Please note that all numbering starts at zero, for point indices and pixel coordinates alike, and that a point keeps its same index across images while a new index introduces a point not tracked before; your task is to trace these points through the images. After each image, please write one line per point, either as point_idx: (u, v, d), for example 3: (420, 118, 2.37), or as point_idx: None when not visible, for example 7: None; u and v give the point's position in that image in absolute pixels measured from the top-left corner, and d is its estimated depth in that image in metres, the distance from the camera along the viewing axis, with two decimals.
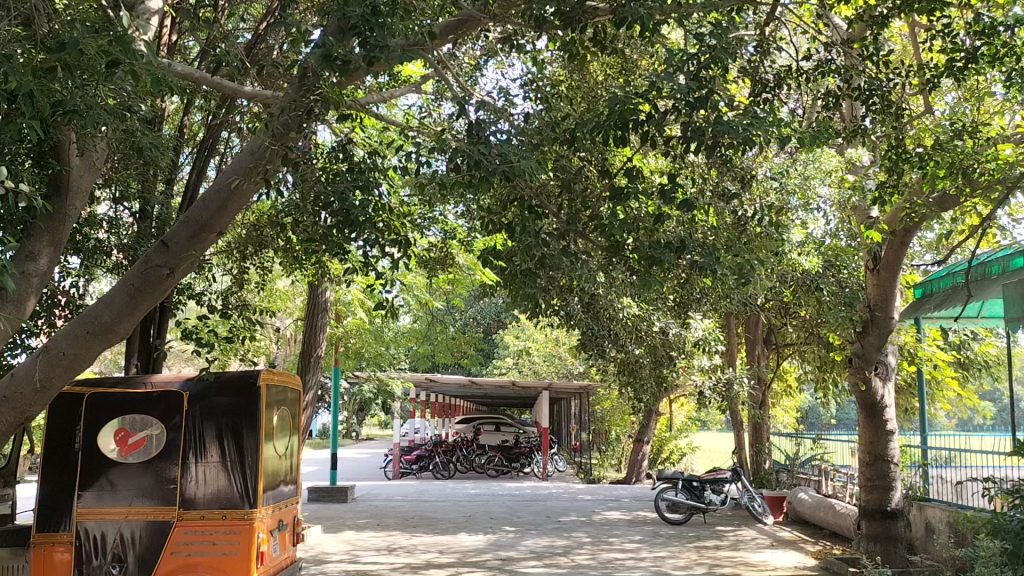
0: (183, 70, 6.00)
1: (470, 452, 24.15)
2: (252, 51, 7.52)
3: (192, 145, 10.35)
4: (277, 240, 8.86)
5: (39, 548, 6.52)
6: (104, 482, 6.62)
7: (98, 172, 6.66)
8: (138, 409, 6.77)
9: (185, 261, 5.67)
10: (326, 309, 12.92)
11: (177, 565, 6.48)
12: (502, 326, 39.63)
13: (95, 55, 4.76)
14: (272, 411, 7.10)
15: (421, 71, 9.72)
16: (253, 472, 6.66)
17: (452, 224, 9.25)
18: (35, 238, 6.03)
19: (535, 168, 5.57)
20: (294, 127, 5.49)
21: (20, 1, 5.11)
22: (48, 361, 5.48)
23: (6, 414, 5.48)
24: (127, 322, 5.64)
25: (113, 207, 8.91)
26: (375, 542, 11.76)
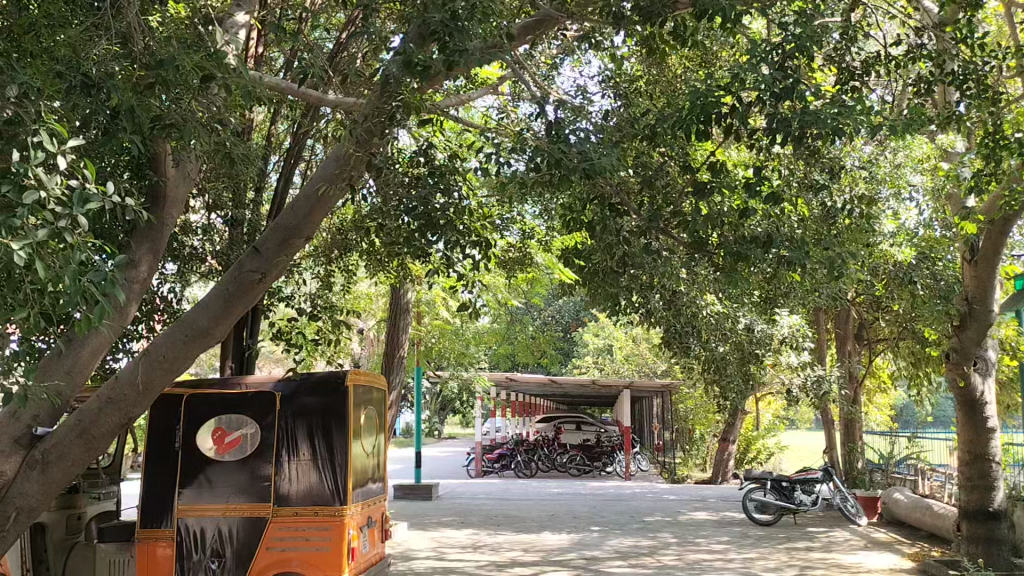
0: (271, 82, 6.21)
1: (551, 452, 24.55)
2: (336, 60, 7.72)
3: (280, 152, 10.66)
4: (361, 243, 9.06)
5: (143, 543, 6.81)
6: (203, 479, 6.88)
7: (192, 182, 6.90)
8: (232, 408, 7.01)
9: (275, 266, 5.85)
10: (408, 310, 13.12)
11: (273, 559, 6.69)
12: (582, 325, 39.55)
13: (191, 71, 4.98)
14: (360, 410, 7.25)
15: (499, 72, 9.78)
16: (344, 469, 6.82)
17: (531, 225, 9.29)
18: (136, 245, 6.35)
19: (616, 165, 5.54)
20: (377, 133, 5.62)
21: (118, 21, 5.38)
22: (150, 363, 5.73)
23: (111, 415, 5.74)
24: (222, 325, 5.86)
25: (206, 215, 9.26)
26: (461, 540, 11.90)
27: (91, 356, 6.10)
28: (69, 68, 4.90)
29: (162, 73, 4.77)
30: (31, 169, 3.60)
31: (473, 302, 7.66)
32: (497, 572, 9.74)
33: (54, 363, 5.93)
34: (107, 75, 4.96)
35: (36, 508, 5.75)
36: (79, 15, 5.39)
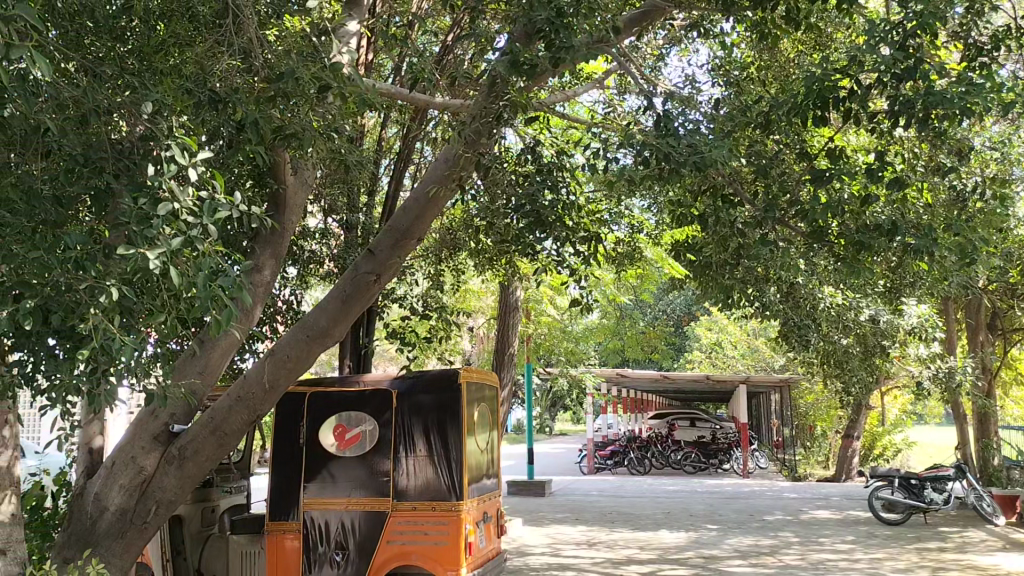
0: (382, 88, 6.37)
1: (663, 448, 24.16)
2: (443, 63, 7.84)
3: (390, 155, 10.91)
4: (471, 242, 9.18)
5: (272, 536, 7.12)
6: (326, 474, 7.13)
7: (309, 188, 7.19)
8: (352, 406, 7.24)
9: (389, 267, 6.01)
10: (518, 307, 13.20)
11: (393, 553, 6.87)
12: (695, 319, 38.88)
13: (309, 81, 5.15)
14: (473, 407, 7.36)
15: (604, 65, 9.71)
16: (459, 465, 6.95)
17: (640, 219, 9.20)
18: (260, 250, 6.69)
19: (728, 156, 5.40)
20: (485, 132, 5.65)
21: (239, 37, 5.61)
22: (275, 364, 6.01)
23: (241, 413, 6.03)
24: (341, 325, 6.06)
25: (323, 220, 9.59)
26: (576, 537, 11.92)
27: (221, 358, 6.42)
28: (197, 85, 5.17)
29: (283, 86, 4.98)
30: (165, 182, 3.85)
31: (584, 298, 7.64)
32: (612, 569, 9.71)
33: (187, 363, 6.30)
34: (231, 90, 5.20)
35: (174, 501, 6.12)
36: (204, 33, 5.64)
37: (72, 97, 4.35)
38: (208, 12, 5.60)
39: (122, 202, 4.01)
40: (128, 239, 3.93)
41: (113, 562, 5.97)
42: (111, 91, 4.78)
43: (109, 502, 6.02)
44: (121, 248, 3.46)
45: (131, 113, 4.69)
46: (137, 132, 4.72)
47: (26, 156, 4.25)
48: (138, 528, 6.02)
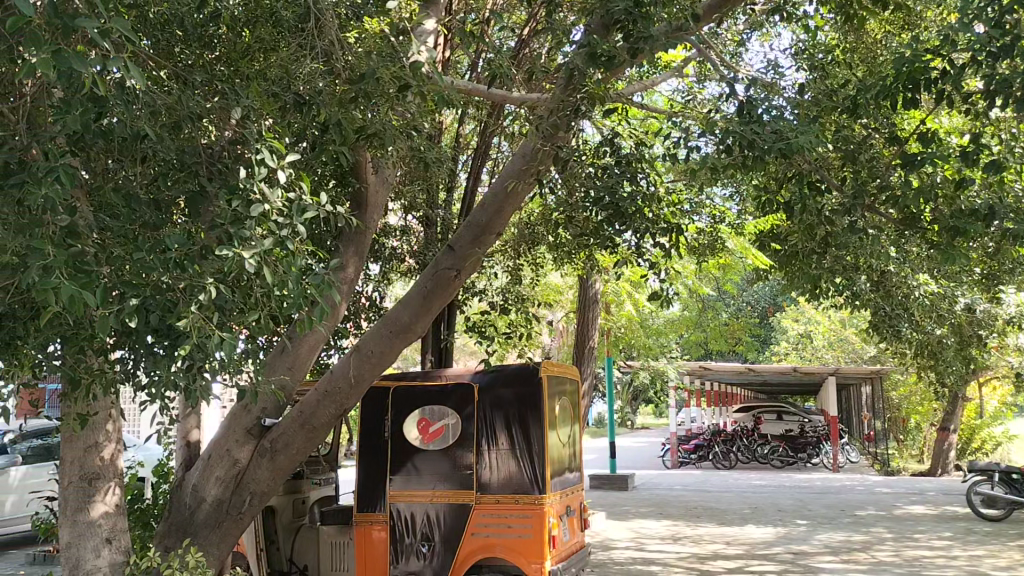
0: (460, 85, 6.42)
1: (750, 440, 23.33)
2: (520, 58, 7.85)
3: (468, 151, 10.97)
4: (549, 236, 9.18)
5: (360, 526, 7.28)
6: (411, 467, 7.25)
7: (390, 186, 7.31)
8: (435, 400, 7.35)
9: (469, 262, 6.05)
10: (597, 300, 13.14)
11: (478, 545, 6.94)
12: (780, 310, 38.00)
13: (388, 81, 5.26)
14: (554, 401, 7.38)
15: (683, 53, 9.55)
16: (541, 458, 6.97)
17: (722, 210, 9.05)
18: (344, 249, 6.85)
19: (815, 142, 5.27)
20: (563, 126, 5.60)
21: (318, 38, 5.65)
22: (360, 359, 6.15)
23: (328, 407, 6.19)
24: (423, 321, 6.14)
25: (403, 217, 9.73)
26: (660, 531, 11.83)
27: (309, 353, 6.60)
28: (283, 88, 5.29)
29: (365, 86, 5.09)
30: (255, 185, 3.94)
31: (665, 290, 7.55)
32: (698, 564, 9.59)
33: (277, 359, 6.51)
34: (315, 92, 5.30)
35: (267, 492, 6.32)
36: (287, 37, 5.72)
37: (166, 104, 4.56)
38: (290, 17, 5.69)
39: (215, 204, 4.16)
40: (221, 240, 4.09)
41: (211, 551, 6.22)
42: (203, 98, 4.96)
43: (206, 493, 6.26)
44: (218, 249, 3.60)
45: (221, 117, 4.89)
46: (227, 136, 4.87)
47: (125, 162, 4.44)
48: (233, 518, 6.26)
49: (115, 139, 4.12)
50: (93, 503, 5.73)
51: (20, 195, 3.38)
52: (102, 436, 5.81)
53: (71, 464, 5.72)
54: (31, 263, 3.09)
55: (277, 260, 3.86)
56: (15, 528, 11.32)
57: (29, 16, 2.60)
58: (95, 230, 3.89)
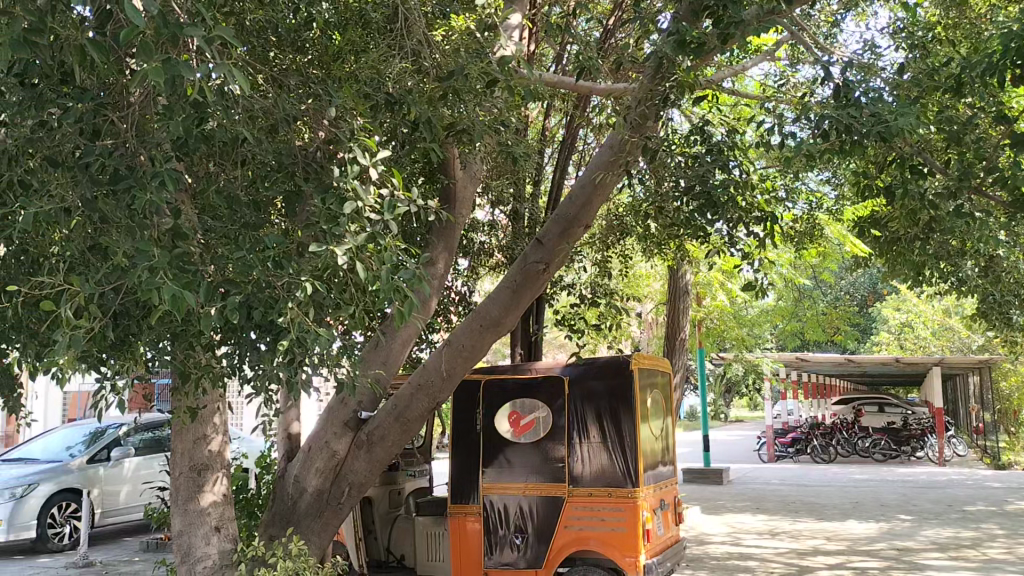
0: (547, 78, 6.42)
1: (851, 434, 22.88)
2: (605, 48, 7.79)
3: (554, 144, 10.97)
4: (637, 227, 9.10)
5: (455, 518, 7.37)
6: (502, 460, 7.31)
7: (478, 181, 7.38)
8: (526, 393, 7.39)
9: (558, 255, 6.03)
10: (687, 291, 12.96)
11: (571, 537, 6.95)
12: (881, 298, 36.71)
13: (475, 77, 5.31)
14: (646, 393, 7.33)
15: (773, 36, 9.31)
16: (633, 452, 6.94)
17: (817, 196, 8.80)
18: (433, 244, 6.95)
19: (916, 123, 5.06)
20: (652, 115, 5.56)
21: (406, 37, 5.73)
22: (451, 352, 6.23)
23: (421, 400, 6.29)
24: (512, 314, 6.16)
25: (490, 211, 9.80)
26: (757, 526, 11.61)
27: (401, 347, 6.73)
28: (375, 89, 5.36)
29: (454, 83, 5.18)
30: (349, 183, 4.07)
31: (759, 279, 7.38)
32: (798, 560, 9.37)
33: (372, 354, 6.66)
34: (405, 91, 5.40)
35: (364, 483, 6.47)
36: (376, 39, 5.81)
37: (264, 108, 4.72)
38: (380, 18, 5.80)
39: (312, 203, 4.29)
40: (317, 237, 4.21)
41: (312, 539, 6.43)
42: (298, 101, 5.11)
43: (307, 484, 6.47)
44: (313, 246, 3.71)
45: (315, 120, 5.03)
46: (321, 137, 5.01)
47: (226, 166, 4.62)
48: (333, 508, 6.45)
49: (216, 143, 4.29)
50: (202, 492, 6.00)
51: (129, 199, 3.55)
52: (210, 429, 6.05)
53: (181, 455, 6.00)
54: (139, 264, 3.25)
55: (370, 255, 3.95)
56: (132, 516, 11.94)
57: (133, 29, 2.73)
58: (201, 232, 4.07)
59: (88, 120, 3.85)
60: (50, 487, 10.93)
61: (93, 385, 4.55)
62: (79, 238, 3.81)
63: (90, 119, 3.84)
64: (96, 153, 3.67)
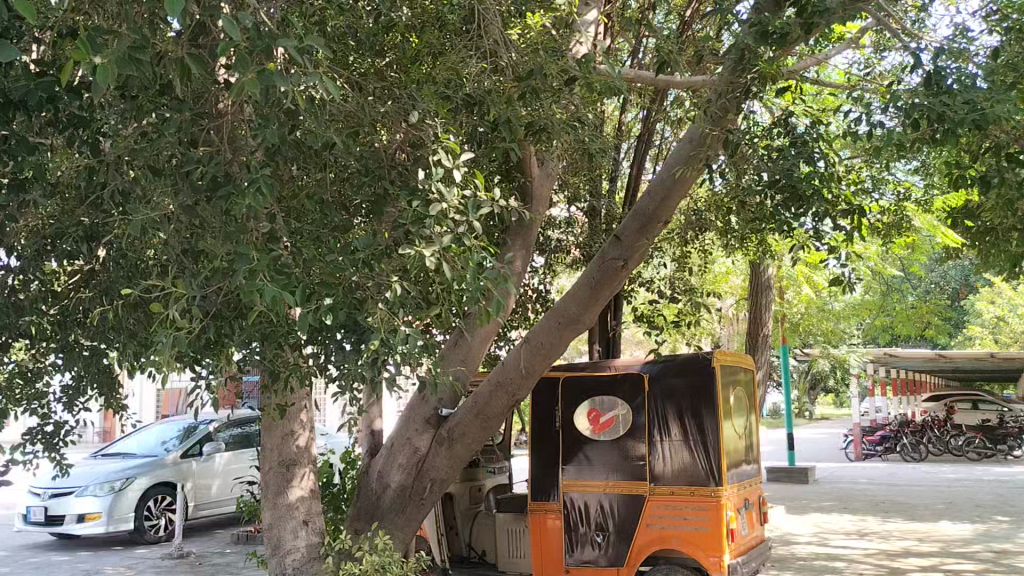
0: (625, 74, 6.36)
1: (942, 432, 22.19)
2: (684, 39, 7.67)
3: (631, 139, 10.87)
4: (718, 222, 8.95)
5: (535, 515, 7.39)
6: (582, 457, 7.30)
7: (555, 178, 7.36)
8: (606, 391, 7.37)
9: (637, 252, 5.97)
10: (770, 286, 12.68)
11: (654, 536, 6.89)
12: (974, 290, 35.25)
13: (554, 75, 5.32)
14: (729, 391, 7.22)
15: (858, 22, 9.02)
16: (716, 450, 6.85)
17: (906, 187, 8.52)
18: (511, 243, 6.97)
19: (1014, 109, 4.86)
20: (733, 108, 5.45)
21: (483, 37, 5.76)
22: (530, 350, 6.25)
23: (501, 397, 6.33)
24: (591, 312, 6.14)
25: (567, 208, 9.78)
26: (844, 526, 11.31)
27: (481, 345, 6.78)
28: (454, 89, 5.45)
29: (532, 82, 5.19)
30: (433, 185, 4.14)
31: (846, 273, 7.18)
32: (888, 561, 9.10)
33: (452, 352, 6.73)
34: (484, 92, 5.46)
35: (446, 479, 6.56)
36: (454, 40, 5.86)
37: (348, 112, 4.81)
38: (457, 20, 5.83)
39: (397, 206, 4.38)
40: (401, 239, 4.28)
41: (397, 534, 6.56)
42: (379, 104, 5.20)
43: (390, 479, 6.59)
44: (400, 248, 3.79)
45: (396, 122, 5.12)
46: (401, 139, 5.11)
47: (312, 171, 4.73)
48: (416, 503, 6.57)
49: (305, 148, 4.40)
50: (291, 487, 6.17)
51: (227, 205, 3.68)
52: (297, 425, 6.22)
53: (270, 451, 6.18)
54: (240, 267, 3.36)
55: (456, 256, 4.01)
56: (223, 509, 12.36)
57: (230, 44, 2.82)
58: (290, 236, 4.19)
59: (186, 129, 3.99)
60: (147, 480, 11.34)
61: (188, 383, 4.72)
62: (177, 243, 3.95)
63: (187, 128, 3.98)
64: (195, 161, 3.81)
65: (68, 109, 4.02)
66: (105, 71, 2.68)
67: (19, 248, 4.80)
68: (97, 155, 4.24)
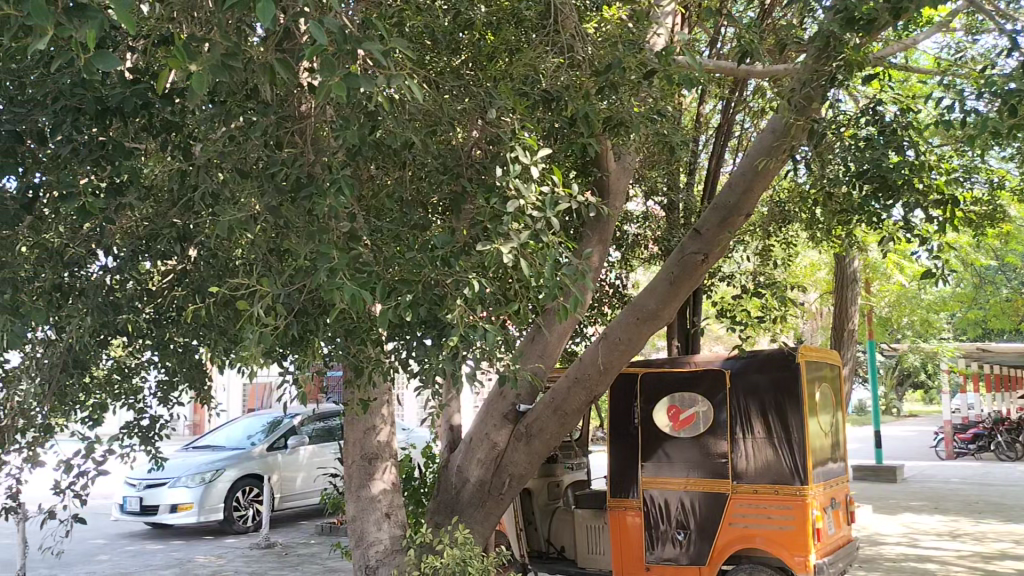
0: (705, 65, 6.26)
1: None
2: (764, 27, 7.50)
3: (709, 130, 10.67)
4: (800, 214, 8.74)
5: (614, 511, 7.36)
6: (662, 454, 7.23)
7: (631, 172, 7.29)
8: (685, 387, 7.27)
9: (718, 246, 5.87)
10: (856, 280, 12.31)
11: (736, 535, 6.78)
12: None
13: (633, 68, 5.29)
14: (814, 387, 7.05)
15: (949, 4, 8.66)
16: (801, 448, 6.69)
17: (1001, 175, 8.16)
18: (587, 239, 6.93)
19: None
20: (817, 97, 5.31)
21: (558, 33, 5.75)
22: (608, 346, 6.19)
23: (579, 393, 6.30)
24: (670, 307, 6.04)
25: (644, 203, 9.69)
26: (936, 526, 10.92)
27: (558, 341, 6.76)
28: (531, 86, 5.47)
29: (610, 76, 5.18)
30: (511, 182, 4.16)
31: (937, 265, 6.92)
32: (984, 564, 8.75)
33: (530, 347, 6.74)
34: (561, 87, 5.47)
35: (524, 474, 6.58)
36: (530, 37, 5.88)
37: (428, 111, 4.87)
38: (534, 16, 5.79)
39: (476, 203, 4.43)
40: (480, 237, 4.31)
41: (476, 528, 6.62)
42: (457, 102, 5.25)
43: (469, 474, 6.66)
44: (480, 246, 3.82)
45: (474, 120, 5.15)
46: (478, 136, 5.14)
47: (391, 170, 4.80)
48: (495, 498, 6.60)
49: (384, 148, 4.47)
50: (373, 480, 6.29)
51: (310, 205, 3.77)
52: (378, 420, 6.34)
53: (353, 445, 6.31)
54: (323, 266, 3.44)
55: (533, 252, 4.02)
56: (308, 501, 12.70)
57: (317, 48, 2.88)
58: (370, 235, 4.28)
59: (271, 133, 4.12)
60: (235, 472, 11.73)
61: (275, 379, 4.85)
62: (263, 242, 4.07)
63: (272, 131, 4.11)
64: (280, 163, 3.91)
65: (161, 114, 4.24)
66: (201, 78, 2.76)
67: (116, 250, 5.00)
68: (188, 159, 4.40)
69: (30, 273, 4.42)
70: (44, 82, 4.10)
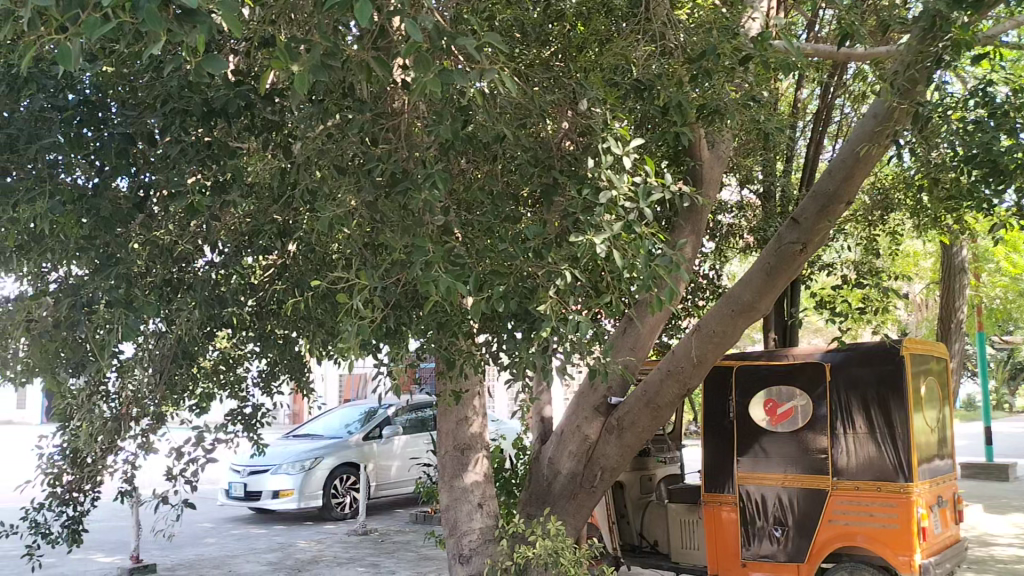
0: (804, 48, 6.06)
1: None
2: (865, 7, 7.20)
3: (807, 115, 10.34)
4: (904, 201, 8.40)
5: (709, 506, 7.25)
6: (758, 449, 7.07)
7: (725, 160, 7.12)
8: (782, 380, 7.08)
9: (817, 235, 5.65)
10: (964, 269, 11.73)
11: (837, 532, 6.59)
12: None
13: (727, 54, 5.17)
14: (919, 381, 6.77)
15: None
16: (906, 444, 6.44)
17: None
18: (680, 229, 6.80)
19: None
20: (922, 79, 5.09)
21: (649, 20, 5.66)
22: (701, 338, 6.07)
23: (672, 385, 6.22)
24: (767, 299, 5.87)
25: (739, 191, 9.47)
26: None
27: (649, 333, 6.69)
28: (622, 75, 5.41)
29: (703, 63, 5.08)
30: (604, 174, 4.15)
31: None
32: None
33: (621, 339, 6.67)
34: (653, 75, 5.38)
35: (617, 467, 6.54)
36: (621, 26, 5.81)
37: (518, 103, 4.88)
38: (624, 4, 5.70)
39: (568, 195, 4.41)
40: (571, 229, 4.30)
41: (569, 520, 6.62)
42: (549, 94, 5.23)
43: (561, 467, 6.65)
44: (572, 238, 3.82)
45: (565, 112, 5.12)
46: (570, 127, 5.11)
47: (484, 163, 4.82)
48: (587, 490, 6.59)
49: (477, 142, 4.50)
50: (466, 471, 6.36)
51: (404, 200, 3.83)
52: (471, 412, 6.40)
53: (446, 436, 6.40)
54: (418, 259, 3.51)
55: (626, 243, 3.98)
56: (402, 489, 12.96)
57: (413, 45, 2.93)
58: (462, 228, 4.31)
59: (367, 129, 4.21)
60: (333, 460, 12.06)
61: (371, 370, 4.93)
62: (359, 237, 4.17)
63: (368, 128, 4.21)
64: (376, 159, 3.99)
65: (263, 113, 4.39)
66: (302, 78, 2.85)
67: (221, 245, 5.20)
68: (288, 157, 4.54)
69: (143, 269, 4.70)
70: (154, 85, 4.31)
